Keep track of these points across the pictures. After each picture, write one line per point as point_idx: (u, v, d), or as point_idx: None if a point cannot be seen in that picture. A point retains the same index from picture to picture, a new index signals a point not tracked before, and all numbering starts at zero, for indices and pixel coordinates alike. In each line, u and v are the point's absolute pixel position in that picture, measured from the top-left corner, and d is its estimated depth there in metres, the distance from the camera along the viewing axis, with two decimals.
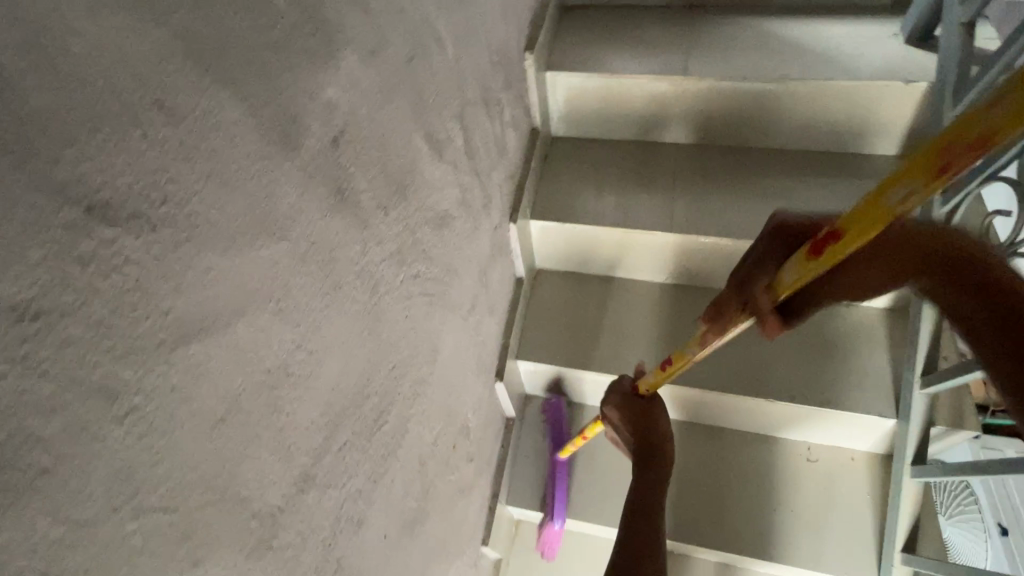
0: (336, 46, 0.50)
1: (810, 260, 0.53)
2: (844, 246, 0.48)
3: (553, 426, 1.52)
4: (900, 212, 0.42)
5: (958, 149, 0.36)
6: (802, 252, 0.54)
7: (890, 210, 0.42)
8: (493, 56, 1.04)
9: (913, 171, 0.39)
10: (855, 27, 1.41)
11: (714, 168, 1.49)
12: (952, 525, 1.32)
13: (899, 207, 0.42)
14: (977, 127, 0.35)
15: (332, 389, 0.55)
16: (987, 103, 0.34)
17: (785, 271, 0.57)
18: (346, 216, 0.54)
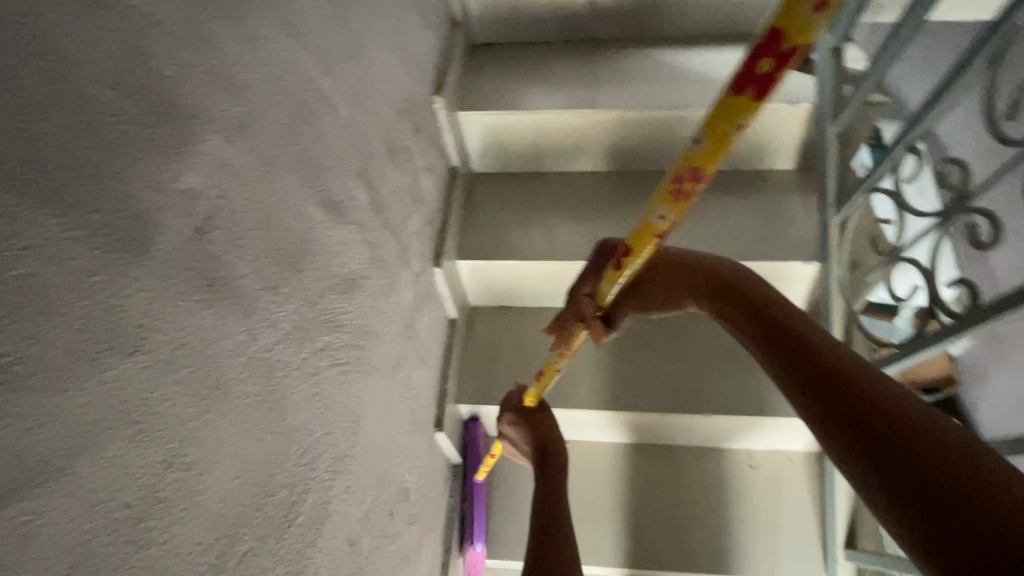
0: (197, 128, 0.47)
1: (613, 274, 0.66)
2: (633, 258, 0.61)
3: (471, 450, 1.44)
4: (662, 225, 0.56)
5: (688, 171, 0.48)
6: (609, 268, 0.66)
7: (654, 227, 0.56)
8: (398, 105, 1.03)
9: (660, 197, 0.53)
10: (746, 54, 1.51)
11: (631, 193, 1.54)
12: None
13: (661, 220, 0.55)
14: (689, 157, 0.47)
15: (223, 498, 0.50)
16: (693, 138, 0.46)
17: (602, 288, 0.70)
18: (225, 305, 0.50)
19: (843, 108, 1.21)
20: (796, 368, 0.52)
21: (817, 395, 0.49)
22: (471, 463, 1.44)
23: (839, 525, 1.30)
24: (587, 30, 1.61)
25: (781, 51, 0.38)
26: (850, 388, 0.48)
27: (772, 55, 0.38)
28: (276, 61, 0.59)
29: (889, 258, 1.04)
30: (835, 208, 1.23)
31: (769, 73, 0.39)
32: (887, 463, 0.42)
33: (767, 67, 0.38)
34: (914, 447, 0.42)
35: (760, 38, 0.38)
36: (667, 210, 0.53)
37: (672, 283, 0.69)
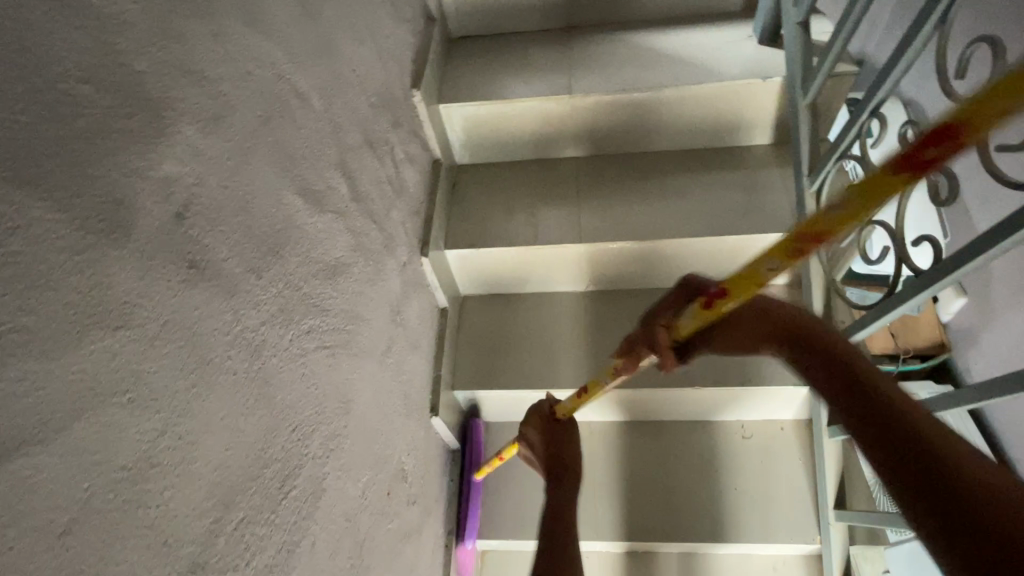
0: (169, 120, 0.50)
1: (697, 314, 0.68)
2: (721, 304, 0.63)
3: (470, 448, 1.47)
4: (767, 279, 0.57)
5: (810, 239, 0.50)
6: (695, 307, 0.68)
7: (759, 278, 0.58)
8: (373, 97, 1.06)
9: (776, 252, 0.54)
10: (717, 33, 1.53)
11: (615, 176, 1.56)
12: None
13: (769, 274, 0.57)
14: (821, 222, 0.48)
15: (215, 468, 0.53)
16: (827, 207, 0.47)
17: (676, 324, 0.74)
18: (208, 286, 0.53)
19: (812, 79, 1.24)
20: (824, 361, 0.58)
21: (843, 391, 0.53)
22: (468, 459, 1.47)
23: (828, 487, 1.32)
24: (562, 18, 1.63)
25: (958, 143, 0.38)
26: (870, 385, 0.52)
27: (944, 144, 0.38)
28: (245, 56, 0.62)
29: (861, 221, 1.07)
30: (808, 178, 1.26)
31: (936, 159, 0.39)
32: (869, 419, 0.49)
33: (937, 154, 0.39)
34: (893, 416, 0.48)
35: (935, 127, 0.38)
36: (776, 266, 0.55)
37: (749, 334, 0.70)
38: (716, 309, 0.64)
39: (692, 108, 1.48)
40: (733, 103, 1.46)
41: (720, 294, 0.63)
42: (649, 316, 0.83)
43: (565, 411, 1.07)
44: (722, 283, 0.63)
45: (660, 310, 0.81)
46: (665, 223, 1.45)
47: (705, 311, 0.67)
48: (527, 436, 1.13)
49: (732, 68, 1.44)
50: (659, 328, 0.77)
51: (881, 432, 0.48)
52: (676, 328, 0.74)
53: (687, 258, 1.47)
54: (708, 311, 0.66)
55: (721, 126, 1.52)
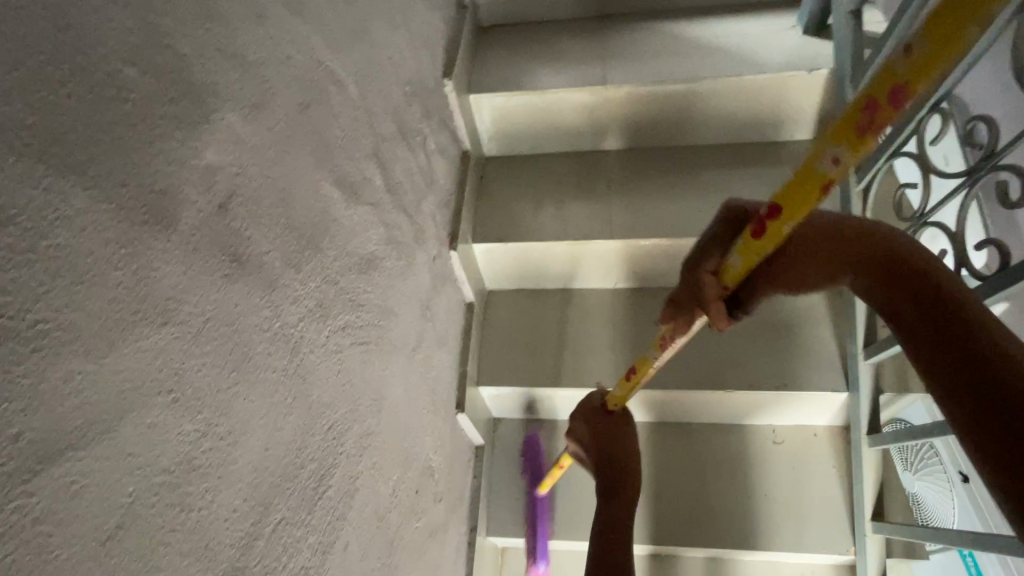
0: (213, 106, 0.47)
1: (752, 243, 0.56)
2: (780, 222, 0.52)
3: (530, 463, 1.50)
4: (833, 177, 0.46)
5: (887, 96, 0.39)
6: (746, 235, 0.56)
7: (824, 176, 0.46)
8: (407, 85, 1.03)
9: (837, 134, 0.43)
10: (759, 22, 1.47)
11: (648, 170, 1.52)
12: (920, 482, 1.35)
13: (834, 168, 0.45)
14: (897, 74, 0.39)
15: (255, 468, 0.51)
16: (901, 52, 0.39)
17: (728, 261, 0.61)
18: (250, 281, 0.51)
19: (863, 71, 1.17)
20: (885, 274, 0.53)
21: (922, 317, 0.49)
22: (531, 477, 1.48)
23: (867, 497, 1.27)
24: (595, 6, 1.59)
25: None
26: (960, 310, 0.47)
27: None
28: (286, 41, 0.60)
29: (915, 223, 1.01)
30: (857, 176, 1.20)
31: None
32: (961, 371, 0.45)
33: None
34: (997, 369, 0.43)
35: None
36: (846, 154, 0.43)
37: (824, 260, 0.58)
38: (774, 231, 0.53)
39: (732, 101, 1.42)
40: (777, 95, 1.40)
41: (773, 212, 0.52)
42: (690, 263, 0.68)
43: (619, 399, 1.01)
44: (774, 199, 0.52)
45: (701, 254, 0.68)
46: (700, 221, 1.40)
47: (762, 234, 0.54)
48: (575, 432, 1.07)
49: (776, 58, 1.38)
50: (706, 273, 0.64)
51: (976, 390, 0.44)
52: (727, 269, 0.61)
53: None
54: (761, 241, 0.55)
55: (761, 119, 1.46)
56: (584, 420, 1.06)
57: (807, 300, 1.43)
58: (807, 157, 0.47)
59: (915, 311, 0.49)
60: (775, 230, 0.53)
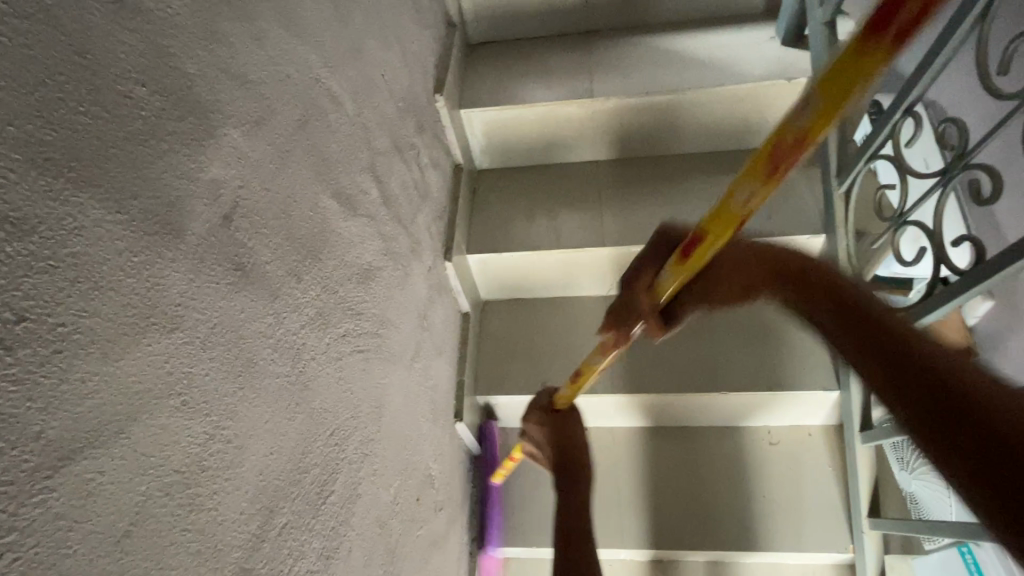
0: (217, 123, 0.50)
1: (679, 264, 0.64)
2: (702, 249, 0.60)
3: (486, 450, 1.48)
4: (747, 212, 0.54)
5: (786, 151, 0.47)
6: (675, 257, 0.65)
7: (738, 212, 0.54)
8: (399, 100, 1.06)
9: (749, 175, 0.51)
10: (739, 34, 1.52)
11: (637, 178, 1.55)
12: (916, 480, 1.24)
13: (747, 206, 0.53)
14: (790, 136, 0.46)
15: (260, 472, 0.52)
16: (794, 115, 0.45)
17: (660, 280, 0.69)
18: (252, 289, 0.53)
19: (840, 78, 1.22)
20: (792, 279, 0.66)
21: (845, 323, 0.58)
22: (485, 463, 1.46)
23: (862, 493, 1.29)
24: (581, 22, 1.64)
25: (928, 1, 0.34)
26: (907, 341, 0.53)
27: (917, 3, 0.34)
28: (284, 60, 0.63)
29: (896, 222, 1.05)
30: (839, 179, 1.24)
31: (906, 29, 0.35)
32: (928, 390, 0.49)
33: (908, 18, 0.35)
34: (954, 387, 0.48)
35: None
36: (754, 195, 0.52)
37: (740, 278, 0.69)
38: (699, 256, 0.61)
39: (715, 110, 1.46)
40: (758, 104, 1.44)
41: (698, 237, 0.60)
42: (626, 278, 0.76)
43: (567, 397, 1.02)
44: (700, 228, 0.60)
45: (635, 271, 0.75)
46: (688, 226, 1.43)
47: (687, 260, 0.62)
48: (532, 429, 1.10)
49: (757, 67, 1.42)
50: (639, 289, 0.73)
51: (936, 404, 0.48)
52: (658, 288, 0.70)
53: None
54: (686, 261, 0.63)
55: (745, 127, 1.50)
56: (539, 420, 1.09)
57: None
58: (724, 195, 0.55)
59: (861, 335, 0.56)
60: (699, 255, 0.61)
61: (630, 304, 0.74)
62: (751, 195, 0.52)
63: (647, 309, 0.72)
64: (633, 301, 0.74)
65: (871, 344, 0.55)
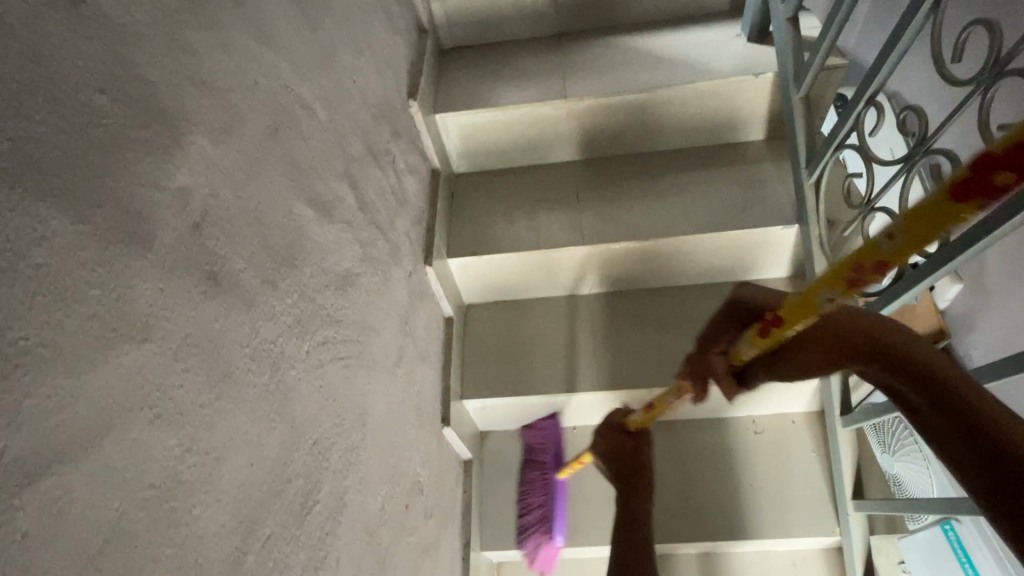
0: (184, 130, 0.49)
1: (758, 339, 0.65)
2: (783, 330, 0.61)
3: (550, 447, 1.50)
4: (829, 309, 0.55)
5: (868, 266, 0.48)
6: (754, 331, 0.65)
7: (818, 306, 0.55)
8: (373, 106, 1.05)
9: (831, 282, 0.53)
10: (707, 32, 1.55)
11: (614, 177, 1.57)
12: (899, 463, 1.27)
13: (830, 303, 0.54)
14: (879, 253, 0.46)
15: (241, 484, 0.51)
16: (885, 235, 0.46)
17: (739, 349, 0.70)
18: (227, 298, 0.52)
19: (804, 73, 1.25)
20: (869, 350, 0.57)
21: (923, 401, 0.53)
22: (550, 459, 1.49)
23: (846, 476, 1.31)
24: (552, 25, 1.65)
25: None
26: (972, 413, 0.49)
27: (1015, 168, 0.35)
28: (253, 66, 0.62)
29: (863, 210, 1.08)
30: (807, 170, 1.27)
31: (1005, 185, 0.36)
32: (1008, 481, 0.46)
33: (1006, 180, 0.36)
34: None
35: (995, 147, 0.36)
36: (838, 295, 0.53)
37: (824, 350, 0.62)
38: (778, 335, 0.62)
39: (687, 107, 1.49)
40: (728, 100, 1.47)
41: (777, 321, 0.61)
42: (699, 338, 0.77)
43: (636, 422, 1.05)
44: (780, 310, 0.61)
45: (710, 331, 0.77)
46: (666, 222, 1.45)
47: (767, 336, 0.63)
48: (597, 445, 1.10)
49: (726, 64, 1.45)
50: (714, 352, 0.74)
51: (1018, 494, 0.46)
52: (734, 354, 0.71)
53: (689, 256, 1.47)
54: (765, 338, 0.64)
55: (717, 123, 1.53)
56: (604, 434, 1.10)
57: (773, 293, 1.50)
58: (810, 287, 0.56)
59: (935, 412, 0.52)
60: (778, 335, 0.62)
61: (701, 362, 0.76)
62: (835, 295, 0.54)
63: (722, 371, 0.73)
64: (705, 362, 0.76)
65: (960, 439, 0.49)
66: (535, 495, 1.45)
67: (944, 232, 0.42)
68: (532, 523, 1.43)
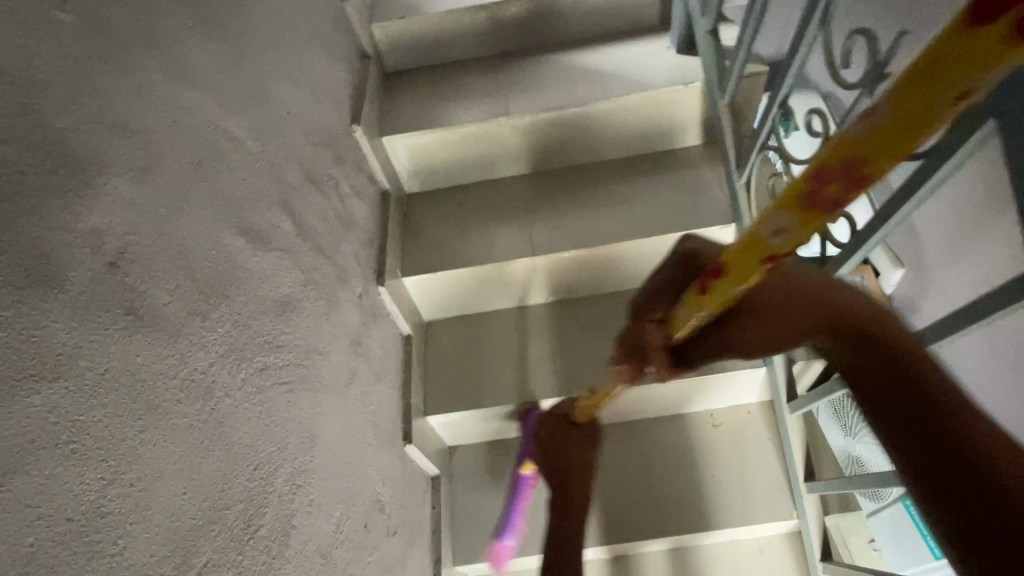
0: (97, 174, 0.51)
1: (697, 299, 0.55)
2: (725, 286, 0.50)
3: None
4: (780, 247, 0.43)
5: (832, 175, 0.36)
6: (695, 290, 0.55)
7: (766, 244, 0.44)
8: (311, 134, 1.08)
9: (782, 203, 0.40)
10: (639, 46, 1.62)
11: (561, 188, 1.62)
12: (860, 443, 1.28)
13: (783, 238, 0.42)
14: (842, 154, 0.34)
15: (172, 513, 0.52)
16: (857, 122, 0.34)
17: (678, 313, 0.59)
18: (150, 332, 0.54)
19: (726, 82, 1.33)
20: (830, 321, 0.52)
21: (860, 361, 0.50)
22: None
23: (796, 460, 1.37)
24: (492, 46, 1.71)
25: None
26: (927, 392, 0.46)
27: None
28: (172, 106, 0.64)
29: (787, 206, 1.16)
30: (738, 172, 1.35)
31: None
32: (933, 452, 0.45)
33: None
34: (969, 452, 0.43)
35: None
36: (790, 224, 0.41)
37: (777, 327, 0.55)
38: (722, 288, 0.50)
39: (624, 118, 1.55)
40: (662, 109, 1.54)
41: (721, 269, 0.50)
42: (637, 306, 0.67)
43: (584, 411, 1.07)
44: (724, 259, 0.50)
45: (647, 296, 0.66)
46: (611, 229, 1.51)
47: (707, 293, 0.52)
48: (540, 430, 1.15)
49: (658, 76, 1.52)
50: (652, 321, 0.64)
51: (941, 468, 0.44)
52: (672, 322, 0.61)
53: (637, 260, 1.53)
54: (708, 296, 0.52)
55: (654, 132, 1.60)
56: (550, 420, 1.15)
57: None
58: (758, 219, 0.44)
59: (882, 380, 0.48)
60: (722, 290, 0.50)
61: (636, 333, 0.66)
62: (789, 227, 0.41)
63: (657, 344, 0.63)
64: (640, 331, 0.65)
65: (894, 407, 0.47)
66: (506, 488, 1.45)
67: (941, 110, 0.29)
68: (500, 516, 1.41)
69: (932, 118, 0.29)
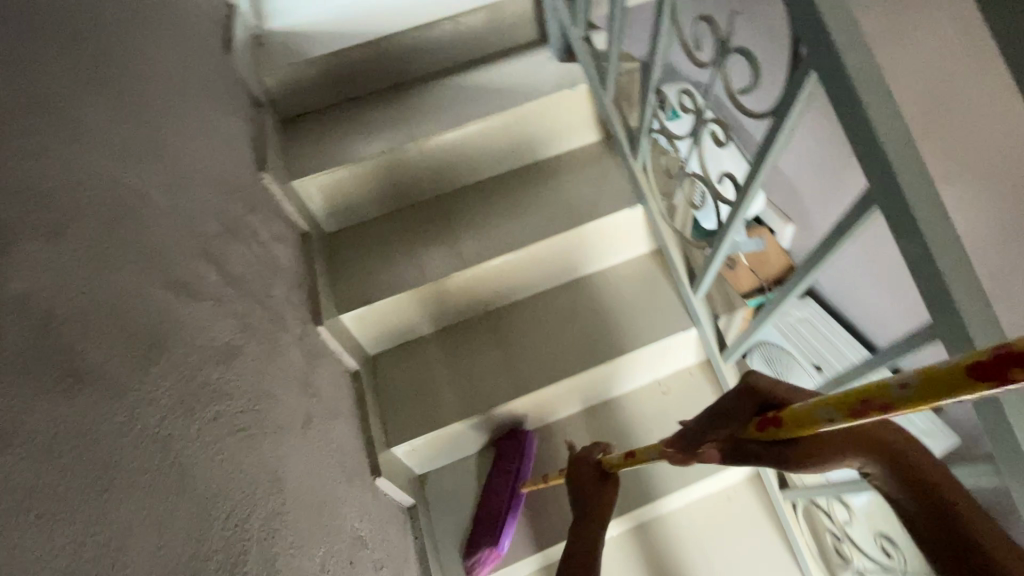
0: (7, 240, 0.49)
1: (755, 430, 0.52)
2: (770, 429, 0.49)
3: (523, 461, 1.53)
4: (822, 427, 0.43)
5: (872, 403, 0.36)
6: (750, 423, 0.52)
7: (814, 424, 0.43)
8: (220, 185, 1.07)
9: (832, 401, 0.40)
10: (524, 60, 1.74)
11: (480, 201, 1.69)
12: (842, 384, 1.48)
13: (823, 423, 0.42)
14: (883, 392, 0.35)
15: (150, 569, 0.51)
16: (897, 376, 0.35)
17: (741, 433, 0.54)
18: (94, 391, 0.52)
19: (606, 79, 1.47)
20: (885, 465, 0.50)
21: (920, 513, 0.47)
22: (517, 474, 1.51)
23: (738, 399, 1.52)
24: (387, 78, 1.76)
25: None
26: (971, 539, 0.44)
27: None
28: (73, 168, 0.63)
29: (682, 177, 1.32)
30: (634, 157, 1.51)
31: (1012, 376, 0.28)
32: None
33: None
34: None
35: None
36: (834, 417, 0.40)
37: (832, 443, 0.51)
38: (771, 432, 0.49)
39: (525, 126, 1.65)
40: (558, 112, 1.66)
41: (772, 422, 0.49)
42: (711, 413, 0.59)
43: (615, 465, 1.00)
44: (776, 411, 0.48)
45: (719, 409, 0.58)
46: (533, 229, 1.59)
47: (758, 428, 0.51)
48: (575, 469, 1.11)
49: (547, 82, 1.64)
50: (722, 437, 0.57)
51: None
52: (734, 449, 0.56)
53: (564, 254, 1.62)
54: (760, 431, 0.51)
55: (555, 134, 1.71)
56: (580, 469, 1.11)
57: (642, 266, 1.70)
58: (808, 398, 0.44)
59: (939, 538, 0.46)
60: (770, 433, 0.49)
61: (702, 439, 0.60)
62: (830, 415, 0.41)
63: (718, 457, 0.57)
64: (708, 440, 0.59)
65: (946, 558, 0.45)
66: (496, 501, 1.49)
67: (951, 399, 0.32)
68: (480, 528, 1.47)
69: (942, 400, 0.32)
